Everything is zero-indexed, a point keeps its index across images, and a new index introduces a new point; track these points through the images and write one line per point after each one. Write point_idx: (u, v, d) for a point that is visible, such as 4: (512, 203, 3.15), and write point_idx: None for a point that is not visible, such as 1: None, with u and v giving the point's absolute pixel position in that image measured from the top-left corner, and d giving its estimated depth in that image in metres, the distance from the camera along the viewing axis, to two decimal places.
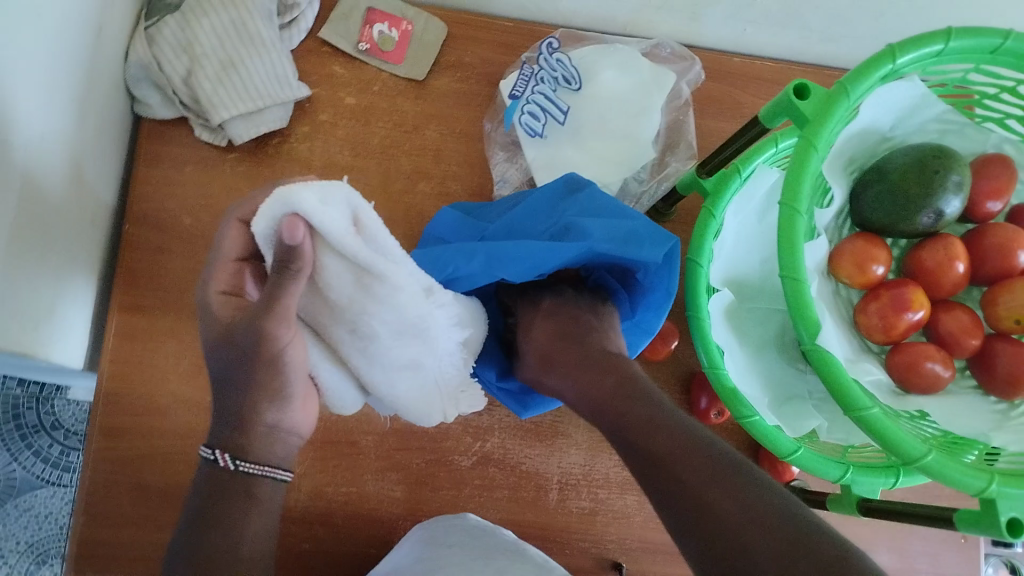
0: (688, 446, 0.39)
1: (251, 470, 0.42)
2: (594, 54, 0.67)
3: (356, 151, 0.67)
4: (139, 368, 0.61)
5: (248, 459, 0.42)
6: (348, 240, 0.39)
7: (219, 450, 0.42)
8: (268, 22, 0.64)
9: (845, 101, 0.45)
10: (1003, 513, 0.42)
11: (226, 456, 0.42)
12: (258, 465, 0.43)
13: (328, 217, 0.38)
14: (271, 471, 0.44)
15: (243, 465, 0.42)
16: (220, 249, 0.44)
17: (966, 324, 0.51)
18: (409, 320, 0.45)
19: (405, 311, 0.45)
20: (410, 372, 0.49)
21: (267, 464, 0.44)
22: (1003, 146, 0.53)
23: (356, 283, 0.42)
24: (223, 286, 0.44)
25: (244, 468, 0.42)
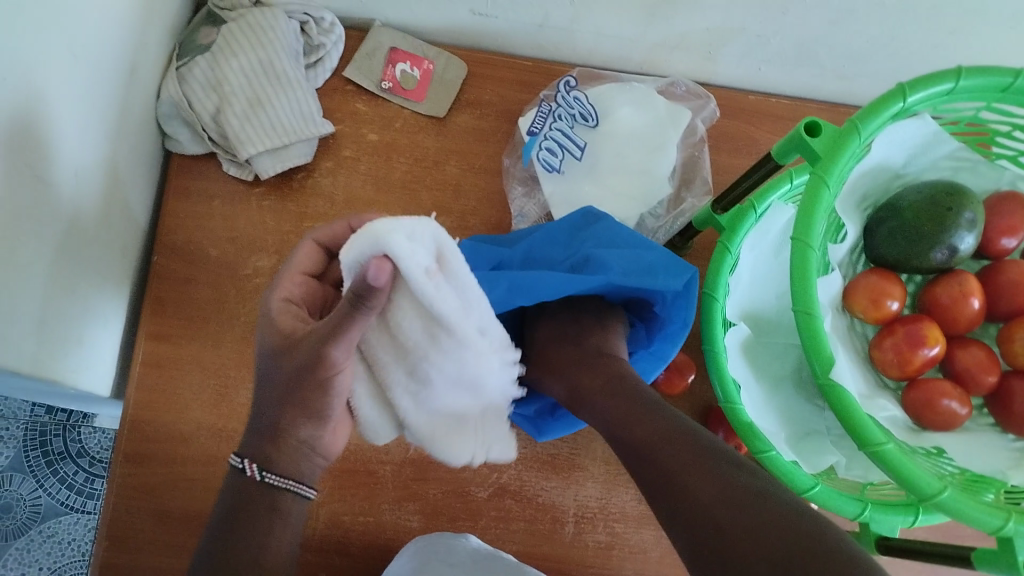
0: (681, 441, 0.41)
1: (276, 481, 0.44)
2: (611, 92, 0.69)
3: (378, 186, 0.69)
4: (164, 396, 0.62)
5: (273, 470, 0.44)
6: (427, 285, 0.38)
7: (247, 459, 0.44)
8: (294, 62, 0.66)
9: (857, 139, 0.46)
10: (1021, 553, 0.42)
11: (253, 466, 0.44)
12: (286, 478, 0.45)
13: (409, 258, 0.37)
14: (295, 484, 0.45)
15: (269, 476, 0.44)
16: (292, 262, 0.48)
17: (982, 360, 0.51)
18: (469, 374, 0.44)
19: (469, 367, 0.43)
20: (452, 416, 0.47)
21: (293, 478, 0.45)
22: (1017, 183, 0.54)
23: (428, 329, 0.41)
24: (285, 295, 0.47)
25: (270, 480, 0.44)
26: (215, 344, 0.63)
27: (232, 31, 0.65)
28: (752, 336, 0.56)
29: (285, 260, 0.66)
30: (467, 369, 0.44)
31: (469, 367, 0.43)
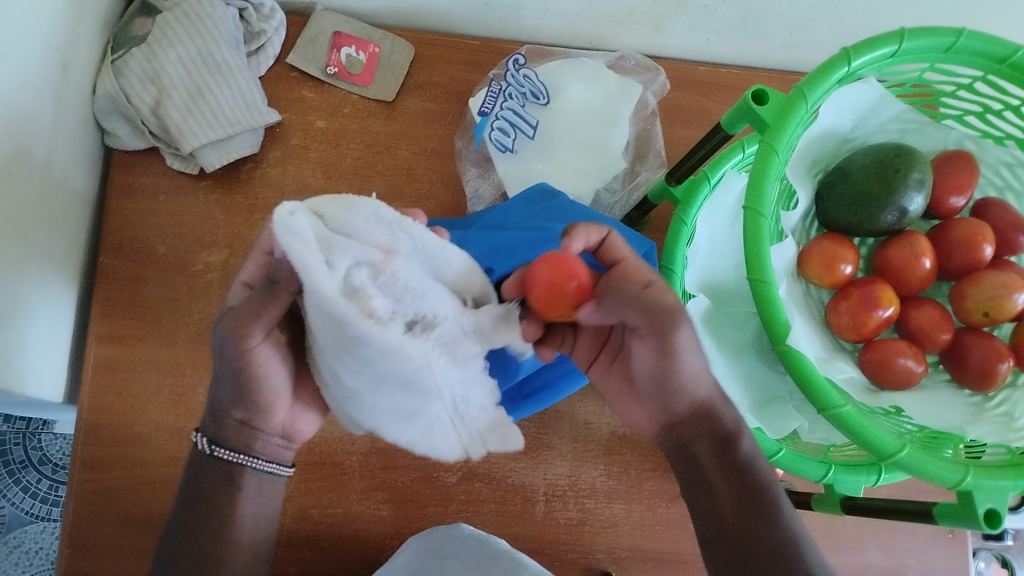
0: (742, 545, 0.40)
1: (226, 455, 0.47)
2: (560, 68, 0.68)
3: (329, 173, 0.67)
4: (119, 399, 0.60)
5: (224, 443, 0.47)
6: (362, 271, 0.38)
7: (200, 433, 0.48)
8: (235, 51, 0.65)
9: (804, 105, 0.46)
10: (980, 505, 0.43)
11: (204, 440, 0.47)
12: (233, 452, 0.47)
13: (340, 247, 0.37)
14: (246, 459, 0.47)
15: (218, 450, 0.47)
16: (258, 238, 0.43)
17: (936, 318, 0.51)
18: (400, 378, 0.39)
19: (398, 372, 0.39)
20: (417, 424, 0.42)
21: (246, 453, 0.47)
22: (963, 142, 0.54)
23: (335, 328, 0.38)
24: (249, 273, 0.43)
25: (219, 453, 0.47)
26: (169, 343, 0.62)
27: (167, 20, 0.63)
28: (713, 306, 0.56)
29: (236, 254, 0.64)
30: (392, 374, 0.39)
31: (399, 367, 0.38)
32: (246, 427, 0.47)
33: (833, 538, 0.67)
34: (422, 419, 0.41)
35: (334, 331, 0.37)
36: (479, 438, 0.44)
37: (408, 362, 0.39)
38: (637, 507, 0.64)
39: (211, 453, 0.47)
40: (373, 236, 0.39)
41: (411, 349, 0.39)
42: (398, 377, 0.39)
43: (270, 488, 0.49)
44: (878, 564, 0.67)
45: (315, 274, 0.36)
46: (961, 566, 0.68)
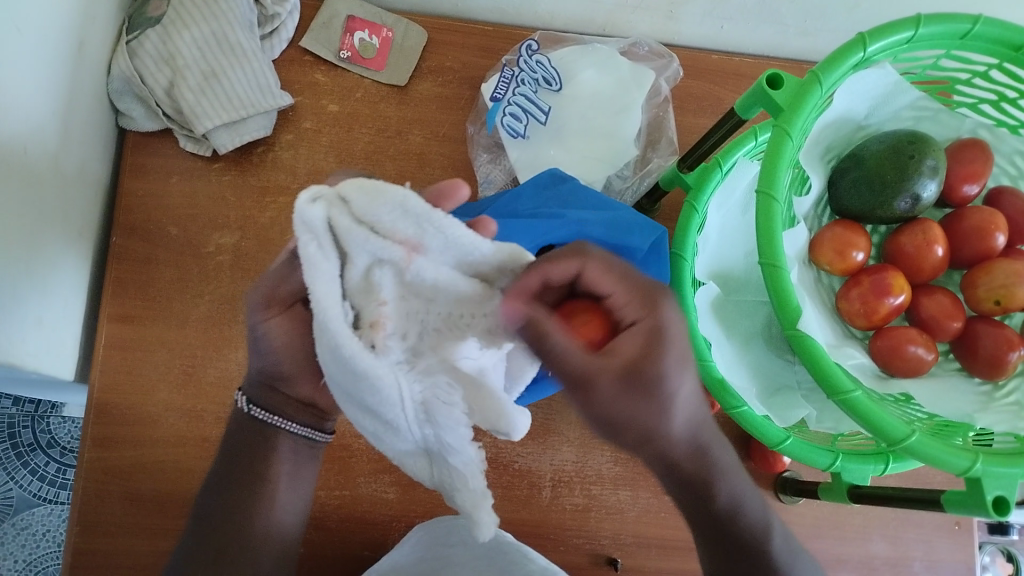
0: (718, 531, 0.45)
1: (260, 414, 0.49)
2: (573, 55, 0.68)
3: (340, 157, 0.67)
4: (130, 378, 0.61)
5: (258, 402, 0.50)
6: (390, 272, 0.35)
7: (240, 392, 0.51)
8: (249, 33, 0.65)
9: (819, 89, 0.45)
10: (989, 492, 0.43)
11: (243, 399, 0.50)
12: (267, 413, 0.49)
13: (360, 247, 0.34)
14: (279, 420, 0.49)
15: (253, 409, 0.50)
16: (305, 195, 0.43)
17: (947, 307, 0.51)
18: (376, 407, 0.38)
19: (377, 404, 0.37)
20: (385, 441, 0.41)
21: (279, 415, 0.49)
22: (978, 131, 0.54)
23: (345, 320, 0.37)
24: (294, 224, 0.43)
25: (254, 412, 0.50)
26: (180, 323, 0.62)
27: (182, 2, 0.63)
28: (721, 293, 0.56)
29: (248, 236, 0.65)
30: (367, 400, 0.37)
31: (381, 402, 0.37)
32: (278, 391, 0.49)
33: (839, 528, 0.67)
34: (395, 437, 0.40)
35: (324, 351, 0.35)
36: (451, 484, 0.41)
37: (376, 395, 0.37)
38: (643, 494, 0.64)
39: (247, 411, 0.50)
40: (401, 230, 0.34)
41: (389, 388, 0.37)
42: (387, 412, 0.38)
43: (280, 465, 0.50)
44: (883, 555, 0.67)
45: (320, 278, 0.33)
46: (966, 559, 0.68)
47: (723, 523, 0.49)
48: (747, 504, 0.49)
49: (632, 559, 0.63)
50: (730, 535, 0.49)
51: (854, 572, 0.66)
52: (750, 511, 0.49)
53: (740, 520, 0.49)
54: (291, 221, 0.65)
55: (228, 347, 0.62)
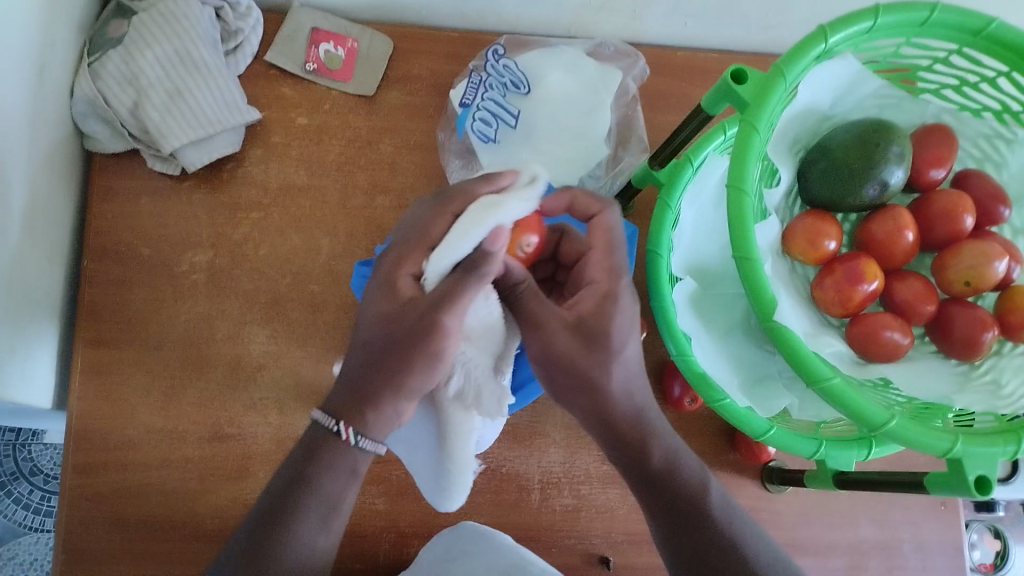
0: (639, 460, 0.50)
1: (368, 445, 0.47)
2: (540, 57, 0.68)
3: (312, 170, 0.67)
4: (109, 404, 0.60)
5: (369, 435, 0.47)
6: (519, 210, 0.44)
7: (342, 423, 0.46)
8: (213, 50, 0.64)
9: (782, 83, 0.46)
10: (970, 472, 0.43)
11: (349, 430, 0.46)
12: (377, 442, 0.47)
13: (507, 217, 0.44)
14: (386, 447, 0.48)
15: (363, 440, 0.47)
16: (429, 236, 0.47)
17: (920, 290, 0.52)
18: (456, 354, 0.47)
19: (473, 338, 0.48)
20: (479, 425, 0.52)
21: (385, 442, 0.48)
22: (941, 116, 0.56)
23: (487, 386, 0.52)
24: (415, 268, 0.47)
25: (362, 443, 0.47)
26: (156, 345, 0.61)
27: (143, 20, 0.63)
28: (698, 289, 0.57)
29: (222, 254, 0.64)
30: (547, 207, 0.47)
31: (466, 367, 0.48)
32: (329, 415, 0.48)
33: (826, 515, 0.67)
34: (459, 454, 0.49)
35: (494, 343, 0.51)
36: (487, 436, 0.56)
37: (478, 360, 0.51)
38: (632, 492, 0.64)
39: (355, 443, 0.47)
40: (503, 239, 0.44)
41: (467, 351, 0.48)
42: (521, 182, 0.46)
43: (314, 469, 0.47)
44: (871, 538, 0.67)
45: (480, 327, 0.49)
46: (952, 537, 0.69)
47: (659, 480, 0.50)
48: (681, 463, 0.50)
49: (625, 557, 0.63)
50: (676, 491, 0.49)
51: (844, 556, 0.67)
52: (688, 472, 0.50)
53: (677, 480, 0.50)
54: (264, 235, 0.65)
55: (208, 367, 0.61)
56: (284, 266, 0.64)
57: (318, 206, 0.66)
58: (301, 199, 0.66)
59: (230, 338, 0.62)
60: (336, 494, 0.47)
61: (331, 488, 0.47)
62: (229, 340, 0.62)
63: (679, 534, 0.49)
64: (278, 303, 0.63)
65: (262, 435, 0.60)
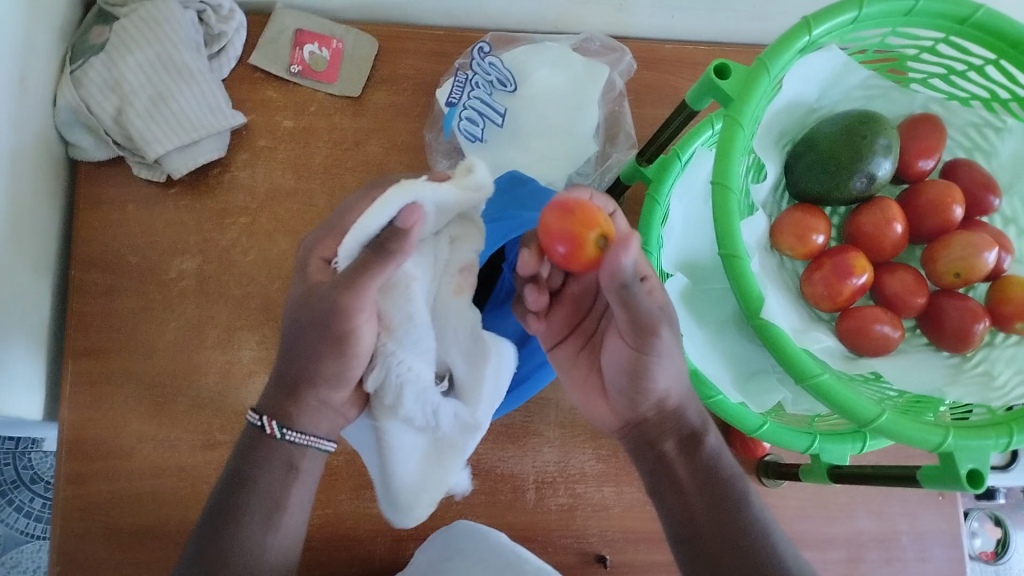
0: (676, 451, 0.48)
1: (296, 438, 0.47)
2: (525, 54, 0.68)
3: (298, 173, 0.66)
4: (100, 413, 0.60)
5: (294, 427, 0.46)
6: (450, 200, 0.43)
7: (266, 417, 0.47)
8: (196, 54, 0.64)
9: (766, 76, 0.45)
10: (963, 465, 0.43)
11: (272, 423, 0.46)
12: (305, 436, 0.47)
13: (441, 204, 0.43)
14: (314, 440, 0.47)
15: (289, 433, 0.46)
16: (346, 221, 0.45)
17: (909, 283, 0.51)
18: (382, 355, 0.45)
19: (405, 340, 0.44)
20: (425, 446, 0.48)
21: (313, 434, 0.48)
22: (929, 105, 0.55)
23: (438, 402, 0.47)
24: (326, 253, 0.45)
25: (289, 437, 0.47)
26: (147, 353, 0.61)
27: (124, 27, 0.62)
28: (690, 283, 0.56)
29: (210, 260, 0.64)
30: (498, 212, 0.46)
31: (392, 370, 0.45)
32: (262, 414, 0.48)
33: (823, 508, 0.67)
34: (433, 472, 0.49)
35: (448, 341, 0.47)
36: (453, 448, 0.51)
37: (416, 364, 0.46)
38: (628, 489, 0.64)
39: (282, 438, 0.46)
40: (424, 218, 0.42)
41: (402, 357, 0.44)
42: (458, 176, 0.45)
43: (293, 463, 0.47)
44: (869, 531, 0.67)
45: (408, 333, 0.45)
46: (950, 528, 0.69)
47: (696, 468, 0.48)
48: (725, 460, 0.48)
49: (622, 555, 0.63)
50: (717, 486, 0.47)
51: (843, 549, 0.67)
52: (730, 467, 0.48)
53: (712, 471, 0.47)
54: (252, 240, 0.64)
55: (199, 374, 0.61)
56: (273, 272, 0.64)
57: (306, 210, 0.66)
58: (288, 203, 0.66)
59: (221, 344, 0.62)
60: (278, 491, 0.46)
61: (271, 485, 0.46)
62: (220, 346, 0.62)
63: (708, 526, 0.46)
64: (268, 308, 0.63)
65: None
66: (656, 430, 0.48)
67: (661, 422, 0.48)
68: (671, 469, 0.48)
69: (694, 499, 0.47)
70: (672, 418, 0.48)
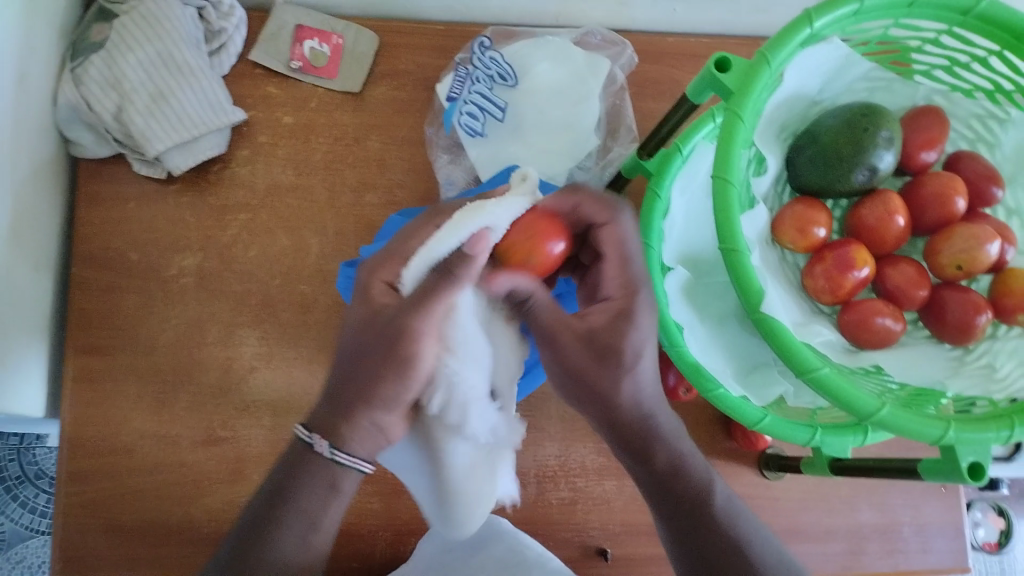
0: (647, 457, 0.49)
1: (344, 460, 0.46)
2: (526, 49, 0.67)
3: (298, 169, 0.66)
4: (102, 410, 0.60)
5: (344, 449, 0.46)
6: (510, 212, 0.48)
7: (316, 435, 0.46)
8: (195, 51, 0.64)
9: (766, 70, 0.45)
10: (964, 458, 0.43)
11: (323, 443, 0.46)
12: (352, 458, 0.46)
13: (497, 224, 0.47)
14: (360, 464, 0.47)
15: (337, 454, 0.46)
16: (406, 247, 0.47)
17: (911, 276, 0.51)
18: (438, 367, 0.45)
19: (463, 353, 0.45)
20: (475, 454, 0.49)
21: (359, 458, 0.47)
22: (932, 97, 0.55)
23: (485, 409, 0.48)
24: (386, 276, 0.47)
25: (337, 457, 0.46)
26: (148, 350, 0.61)
27: (125, 24, 0.62)
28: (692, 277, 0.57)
29: (210, 257, 0.64)
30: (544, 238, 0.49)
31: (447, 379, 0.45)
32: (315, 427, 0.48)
33: (824, 501, 0.67)
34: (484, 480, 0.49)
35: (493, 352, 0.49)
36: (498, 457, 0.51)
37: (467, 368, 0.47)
38: (629, 483, 0.64)
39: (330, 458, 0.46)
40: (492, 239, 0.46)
41: (458, 368, 0.45)
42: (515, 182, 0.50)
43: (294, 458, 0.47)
44: (871, 523, 0.67)
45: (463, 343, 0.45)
46: (952, 520, 0.69)
47: (670, 475, 0.49)
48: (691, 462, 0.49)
49: (622, 548, 0.63)
50: (676, 496, 0.49)
51: (845, 542, 0.67)
52: (696, 469, 0.50)
53: (682, 477, 0.49)
54: (252, 237, 0.64)
55: (200, 372, 0.61)
56: (274, 268, 0.64)
57: (306, 206, 0.66)
58: (288, 199, 0.66)
59: (221, 341, 0.62)
60: (316, 510, 0.47)
61: (305, 500, 0.47)
62: (220, 343, 0.62)
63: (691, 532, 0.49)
64: (267, 305, 0.63)
65: (255, 438, 0.60)
66: (637, 433, 0.48)
67: (633, 426, 0.48)
68: (646, 474, 0.49)
69: (670, 505, 0.49)
70: (643, 425, 0.48)
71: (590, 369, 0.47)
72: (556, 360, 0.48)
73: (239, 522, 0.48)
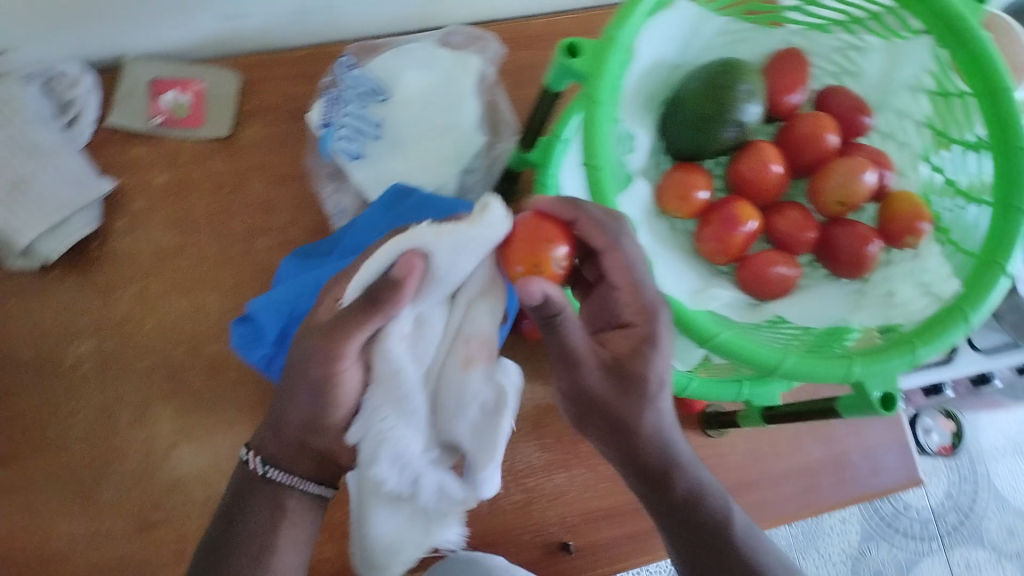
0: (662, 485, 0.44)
1: (280, 477, 0.47)
2: (391, 60, 0.66)
3: (183, 228, 0.64)
4: (25, 519, 0.58)
5: (279, 465, 0.47)
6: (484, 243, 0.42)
7: (252, 452, 0.47)
8: (47, 128, 0.61)
9: (616, 47, 0.45)
10: (873, 392, 0.44)
11: (258, 459, 0.47)
12: (291, 475, 0.47)
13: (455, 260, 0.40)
14: (300, 483, 0.47)
15: (271, 471, 0.47)
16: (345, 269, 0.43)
17: (797, 221, 0.52)
18: (366, 405, 0.41)
19: (392, 395, 0.40)
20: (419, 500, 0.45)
21: (300, 477, 0.47)
22: (790, 39, 0.56)
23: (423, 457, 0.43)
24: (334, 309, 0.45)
25: (271, 474, 0.47)
26: (61, 447, 0.59)
27: None
28: None
29: (108, 339, 0.62)
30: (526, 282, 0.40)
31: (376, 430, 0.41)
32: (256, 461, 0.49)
33: (771, 446, 0.68)
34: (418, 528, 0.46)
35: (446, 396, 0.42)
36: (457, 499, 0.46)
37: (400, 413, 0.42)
38: (578, 471, 0.64)
39: (263, 475, 0.47)
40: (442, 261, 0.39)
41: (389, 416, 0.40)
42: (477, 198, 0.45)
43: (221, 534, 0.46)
44: (819, 457, 0.69)
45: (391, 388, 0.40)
46: (892, 436, 0.71)
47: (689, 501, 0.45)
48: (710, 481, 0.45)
49: (584, 537, 0.63)
50: (698, 528, 0.45)
51: (797, 482, 0.68)
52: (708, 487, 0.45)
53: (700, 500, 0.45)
54: (148, 308, 0.62)
55: (120, 457, 0.59)
56: (178, 335, 0.62)
57: (198, 264, 0.64)
58: (178, 262, 0.64)
59: (136, 421, 0.60)
60: (267, 533, 0.46)
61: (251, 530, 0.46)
62: (135, 423, 0.60)
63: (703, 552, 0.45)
64: (177, 374, 0.62)
65: (190, 515, 0.59)
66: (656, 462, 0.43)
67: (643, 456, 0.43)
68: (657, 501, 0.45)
69: (684, 529, 0.45)
70: (661, 455, 0.43)
71: (610, 399, 0.41)
72: (572, 385, 0.42)
73: (186, 570, 0.46)
